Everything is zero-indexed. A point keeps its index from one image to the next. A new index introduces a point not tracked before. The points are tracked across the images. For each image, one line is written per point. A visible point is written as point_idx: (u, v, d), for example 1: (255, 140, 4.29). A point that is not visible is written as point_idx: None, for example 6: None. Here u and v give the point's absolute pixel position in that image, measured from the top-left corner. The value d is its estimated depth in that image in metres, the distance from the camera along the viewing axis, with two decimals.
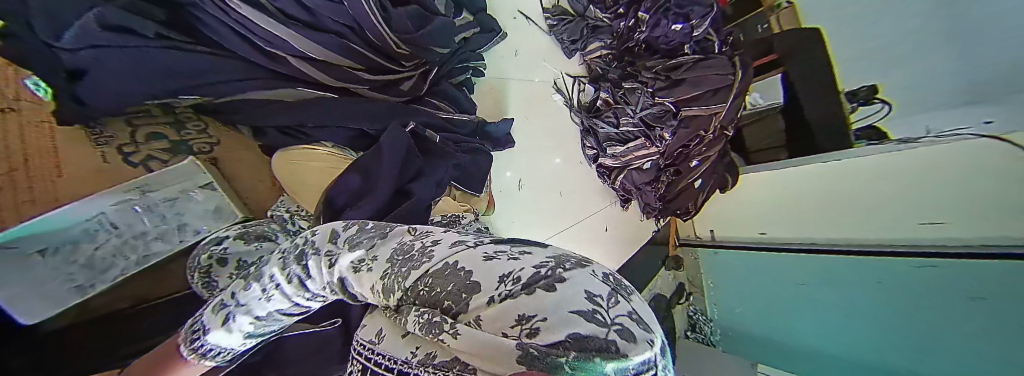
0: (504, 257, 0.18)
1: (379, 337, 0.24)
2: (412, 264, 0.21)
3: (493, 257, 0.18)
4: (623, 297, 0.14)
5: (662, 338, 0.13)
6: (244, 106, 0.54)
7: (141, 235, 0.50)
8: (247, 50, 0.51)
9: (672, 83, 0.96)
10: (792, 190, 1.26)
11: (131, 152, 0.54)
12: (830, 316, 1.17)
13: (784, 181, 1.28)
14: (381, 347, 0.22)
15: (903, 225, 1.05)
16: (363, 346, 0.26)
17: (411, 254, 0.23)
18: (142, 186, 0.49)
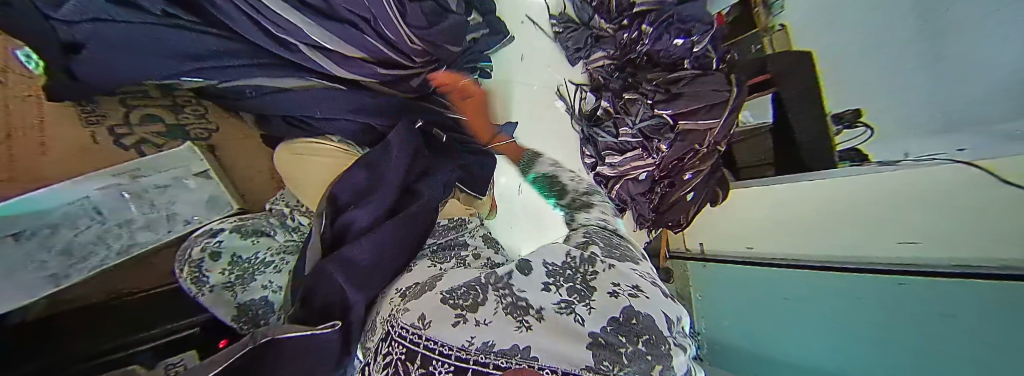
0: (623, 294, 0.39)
1: (424, 324, 0.34)
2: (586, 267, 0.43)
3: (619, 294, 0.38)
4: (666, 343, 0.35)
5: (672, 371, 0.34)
6: (249, 92, 0.51)
7: (127, 223, 0.50)
8: (259, 35, 0.48)
9: (672, 96, 0.97)
10: None
11: (125, 134, 0.55)
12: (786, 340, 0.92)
13: None
14: (434, 333, 0.33)
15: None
16: (406, 330, 0.35)
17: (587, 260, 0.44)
18: (137, 169, 0.51)
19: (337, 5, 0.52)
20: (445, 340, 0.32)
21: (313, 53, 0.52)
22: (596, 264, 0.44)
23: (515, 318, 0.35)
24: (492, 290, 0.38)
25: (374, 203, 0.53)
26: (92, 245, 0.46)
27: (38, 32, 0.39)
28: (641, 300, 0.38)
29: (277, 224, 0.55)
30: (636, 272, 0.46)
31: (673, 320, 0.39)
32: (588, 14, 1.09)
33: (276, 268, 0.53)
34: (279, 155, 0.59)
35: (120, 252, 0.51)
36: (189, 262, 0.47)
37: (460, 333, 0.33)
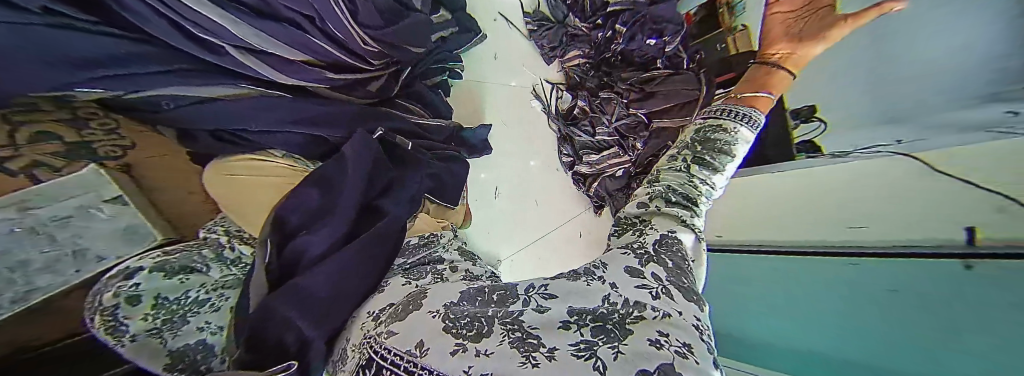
0: (667, 346, 0.27)
1: (420, 352, 0.31)
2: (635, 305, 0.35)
3: (659, 342, 0.28)
4: None
5: None
6: (174, 104, 0.43)
7: (18, 269, 0.31)
8: (173, 36, 0.38)
9: (646, 95, 0.98)
10: (745, 203, 0.93)
11: (2, 150, 0.34)
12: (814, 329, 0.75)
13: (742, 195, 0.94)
14: (426, 362, 0.29)
15: (885, 235, 0.65)
16: (399, 357, 0.31)
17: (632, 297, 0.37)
18: (26, 198, 0.32)
19: (275, 2, 0.45)
20: (440, 370, 0.28)
21: (246, 58, 0.46)
22: (645, 309, 0.34)
23: (520, 351, 0.28)
24: (500, 323, 0.33)
25: (327, 226, 0.49)
26: None
27: None
28: (692, 364, 0.26)
29: (210, 257, 0.49)
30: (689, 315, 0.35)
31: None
32: (562, 12, 1.04)
33: (212, 306, 0.48)
34: (212, 175, 0.52)
35: (19, 317, 0.31)
36: (100, 309, 0.38)
37: (455, 366, 0.28)
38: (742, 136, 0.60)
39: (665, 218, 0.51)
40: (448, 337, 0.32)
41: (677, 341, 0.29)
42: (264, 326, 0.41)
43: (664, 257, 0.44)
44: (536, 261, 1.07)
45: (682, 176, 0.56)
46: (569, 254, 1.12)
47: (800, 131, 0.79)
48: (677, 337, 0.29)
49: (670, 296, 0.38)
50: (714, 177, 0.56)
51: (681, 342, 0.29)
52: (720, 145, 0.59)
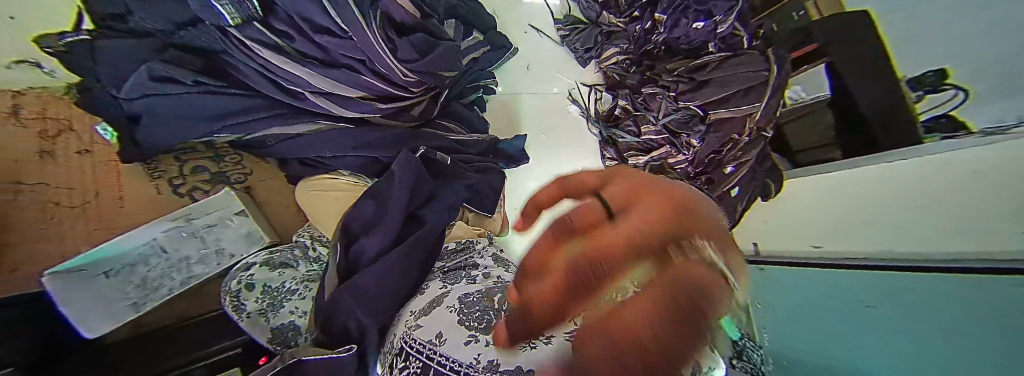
0: None
1: (439, 341, 0.36)
2: None
3: None
4: None
5: None
6: (272, 140, 0.63)
7: (184, 259, 0.62)
8: (271, 89, 0.59)
9: (698, 84, 0.88)
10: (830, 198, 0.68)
11: (181, 184, 0.71)
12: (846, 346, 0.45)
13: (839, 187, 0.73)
14: (444, 350, 0.35)
15: (919, 244, 0.43)
16: (422, 344, 0.37)
17: None
18: (188, 215, 0.60)
19: (335, 53, 0.60)
20: (456, 357, 0.34)
21: (318, 98, 0.61)
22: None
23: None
24: (506, 314, 0.37)
25: (379, 232, 0.57)
26: (159, 279, 0.59)
27: (110, 112, 0.55)
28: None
29: (299, 255, 0.62)
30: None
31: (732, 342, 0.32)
32: (595, 11, 1.02)
33: (300, 295, 0.58)
34: (300, 193, 0.67)
35: (184, 283, 0.62)
36: (230, 293, 0.57)
37: (468, 352, 0.34)
38: None
39: None
40: (462, 328, 0.37)
41: None
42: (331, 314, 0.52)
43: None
44: None
45: None
46: None
47: (923, 106, 0.60)
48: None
49: None
50: None
51: None
52: None
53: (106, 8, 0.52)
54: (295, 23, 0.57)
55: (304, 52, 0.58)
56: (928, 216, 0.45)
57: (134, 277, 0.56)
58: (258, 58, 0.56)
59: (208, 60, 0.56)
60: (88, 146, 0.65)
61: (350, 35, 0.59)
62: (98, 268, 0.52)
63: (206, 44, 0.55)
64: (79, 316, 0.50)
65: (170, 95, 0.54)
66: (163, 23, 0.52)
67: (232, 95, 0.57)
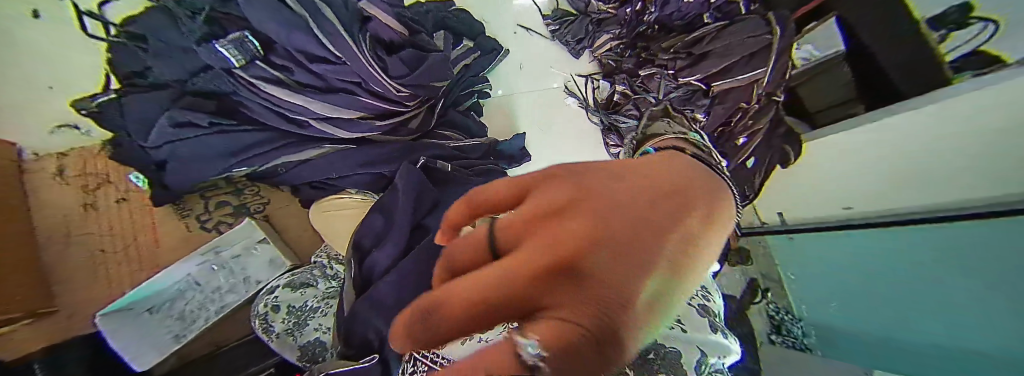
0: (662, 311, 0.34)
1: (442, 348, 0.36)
2: None
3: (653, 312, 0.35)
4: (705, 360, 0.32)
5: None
6: (285, 170, 0.67)
7: (217, 290, 0.66)
8: (277, 120, 0.63)
9: (696, 58, 0.86)
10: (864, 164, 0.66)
11: (209, 220, 0.72)
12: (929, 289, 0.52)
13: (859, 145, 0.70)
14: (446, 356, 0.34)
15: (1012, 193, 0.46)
16: (425, 353, 0.37)
17: None
18: (215, 248, 0.67)
19: (331, 79, 0.64)
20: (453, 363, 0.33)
21: (321, 125, 0.65)
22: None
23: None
24: None
25: (389, 244, 0.59)
26: (197, 311, 0.64)
27: (138, 161, 0.61)
28: (677, 334, 0.31)
29: (318, 274, 0.66)
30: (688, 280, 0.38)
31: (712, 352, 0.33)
32: (584, 1, 1.01)
33: (322, 312, 0.61)
34: (316, 215, 0.70)
35: (217, 313, 0.66)
36: (259, 316, 0.61)
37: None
38: None
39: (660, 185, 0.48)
40: None
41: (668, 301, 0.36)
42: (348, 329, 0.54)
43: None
44: None
45: None
46: None
47: (949, 45, 0.57)
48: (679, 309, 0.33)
49: None
50: None
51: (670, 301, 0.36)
52: None
53: (130, 68, 0.60)
54: (293, 56, 0.61)
55: (304, 82, 0.63)
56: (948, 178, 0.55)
57: (174, 311, 0.62)
58: (262, 93, 0.60)
59: (220, 102, 0.62)
60: (124, 194, 0.69)
61: (344, 60, 0.63)
62: (142, 306, 0.60)
63: (214, 87, 0.60)
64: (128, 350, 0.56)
65: (189, 139, 0.59)
66: (178, 72, 0.58)
67: (243, 132, 0.62)
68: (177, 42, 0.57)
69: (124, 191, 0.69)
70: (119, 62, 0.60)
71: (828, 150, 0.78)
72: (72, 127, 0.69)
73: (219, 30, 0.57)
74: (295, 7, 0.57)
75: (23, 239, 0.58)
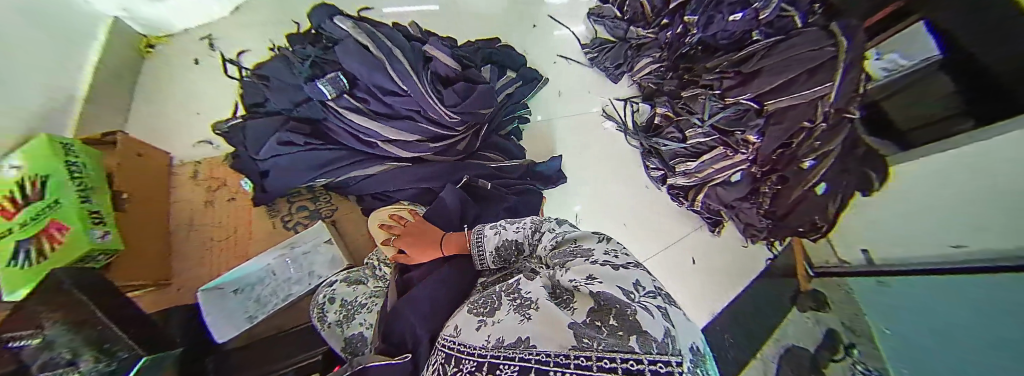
0: (585, 283, 0.24)
1: (457, 331, 0.29)
2: (556, 276, 0.29)
3: (581, 285, 0.24)
4: (668, 325, 0.18)
5: (687, 353, 0.16)
6: (352, 182, 0.79)
7: (286, 279, 0.74)
8: (354, 142, 0.76)
9: (745, 78, 0.82)
10: (961, 194, 0.61)
11: (289, 220, 0.82)
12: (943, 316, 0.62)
13: (979, 158, 0.58)
14: (461, 338, 0.27)
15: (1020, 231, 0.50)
16: (444, 340, 0.30)
17: (560, 260, 0.31)
18: (290, 244, 0.77)
19: (397, 107, 0.75)
20: (465, 343, 0.26)
21: (387, 145, 0.76)
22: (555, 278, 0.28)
23: (519, 313, 0.25)
24: (506, 298, 0.29)
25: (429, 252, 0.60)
26: (269, 296, 0.72)
27: (248, 170, 0.77)
28: (602, 282, 0.24)
29: (370, 274, 0.68)
30: (592, 255, 0.29)
31: (649, 285, 0.23)
32: (623, 28, 1.05)
33: (368, 308, 0.61)
34: (372, 221, 0.76)
35: (282, 300, 0.72)
36: (319, 305, 0.65)
37: (478, 337, 0.25)
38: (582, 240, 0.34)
39: (571, 243, 0.35)
40: (476, 314, 0.30)
41: (593, 271, 0.25)
42: (383, 325, 0.50)
43: (559, 261, 0.31)
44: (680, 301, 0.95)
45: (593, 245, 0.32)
46: (687, 287, 0.98)
47: None
48: (591, 269, 0.26)
49: (571, 256, 0.31)
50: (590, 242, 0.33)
51: (594, 272, 0.25)
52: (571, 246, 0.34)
53: (255, 100, 0.79)
54: (371, 90, 0.74)
55: (376, 111, 0.75)
56: (1014, 219, 0.50)
57: (252, 293, 0.70)
58: (345, 119, 0.74)
59: (314, 128, 0.77)
60: (233, 195, 0.82)
61: (407, 93, 0.74)
62: (230, 287, 0.69)
63: (310, 114, 0.75)
64: (212, 322, 0.62)
65: (289, 154, 0.73)
66: (285, 103, 0.74)
67: (329, 150, 0.75)
68: (289, 81, 0.74)
69: (235, 193, 0.83)
70: (246, 95, 0.79)
71: (956, 172, 0.63)
72: (208, 143, 0.91)
73: (319, 71, 0.74)
74: (376, 53, 0.71)
75: (155, 224, 0.73)
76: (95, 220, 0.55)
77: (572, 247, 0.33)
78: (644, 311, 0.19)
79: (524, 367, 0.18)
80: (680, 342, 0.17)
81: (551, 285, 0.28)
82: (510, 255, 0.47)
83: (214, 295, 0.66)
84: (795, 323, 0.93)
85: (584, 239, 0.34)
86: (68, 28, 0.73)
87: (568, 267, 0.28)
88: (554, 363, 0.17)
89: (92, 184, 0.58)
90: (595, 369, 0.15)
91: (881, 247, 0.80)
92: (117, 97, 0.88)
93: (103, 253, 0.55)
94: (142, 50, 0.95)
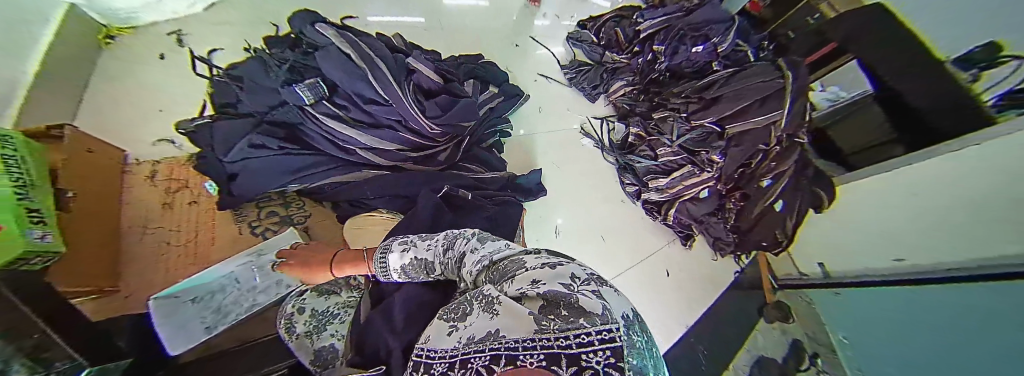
0: (530, 288, 0.23)
1: (427, 338, 0.28)
2: (498, 284, 0.27)
3: (526, 291, 0.23)
4: (601, 300, 0.20)
5: (622, 320, 0.18)
6: (329, 188, 0.77)
7: (251, 288, 0.68)
8: (332, 148, 0.75)
9: (707, 102, 0.90)
10: (918, 212, 0.66)
11: (257, 226, 0.78)
12: (926, 321, 0.62)
13: (927, 178, 0.65)
14: (430, 344, 0.27)
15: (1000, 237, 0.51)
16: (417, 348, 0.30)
17: (496, 274, 0.29)
18: (259, 250, 0.71)
19: (379, 116, 0.75)
20: (437, 347, 0.25)
21: (363, 153, 0.76)
22: (499, 290, 0.26)
23: (486, 311, 0.25)
24: (473, 303, 0.28)
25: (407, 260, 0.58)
26: (231, 306, 0.66)
27: (213, 171, 0.73)
28: (547, 277, 0.24)
29: (342, 282, 0.65)
30: (525, 262, 0.28)
31: (583, 274, 0.24)
32: (598, 53, 1.12)
33: (341, 319, 0.59)
34: (348, 229, 0.73)
35: (245, 310, 0.67)
36: (285, 318, 0.61)
37: (449, 340, 0.25)
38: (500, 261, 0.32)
39: (507, 255, 0.33)
40: (446, 320, 0.29)
41: (537, 270, 0.25)
42: (359, 332, 0.49)
43: (493, 275, 0.30)
44: (654, 311, 0.98)
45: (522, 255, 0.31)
46: (662, 298, 1.00)
47: (986, 84, 0.55)
48: (534, 274, 0.25)
49: (506, 267, 0.29)
50: (519, 257, 0.31)
51: (536, 273, 0.25)
52: (499, 262, 0.31)
53: (226, 100, 0.76)
54: (352, 98, 0.74)
55: (357, 119, 0.74)
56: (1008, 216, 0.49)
57: (212, 303, 0.65)
58: (324, 126, 0.73)
59: (292, 132, 0.75)
60: (196, 198, 0.78)
61: (390, 102, 0.74)
62: (188, 295, 0.63)
63: (287, 118, 0.73)
64: (163, 335, 0.57)
65: (259, 158, 0.70)
66: (261, 106, 0.73)
67: (304, 155, 0.74)
68: (266, 83, 0.73)
69: (198, 195, 0.78)
70: (217, 94, 0.77)
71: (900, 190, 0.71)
72: (170, 142, 0.86)
73: (297, 76, 0.73)
74: (358, 61, 0.71)
75: (103, 224, 0.67)
76: (34, 219, 0.50)
77: (506, 260, 0.31)
78: (583, 296, 0.20)
79: (496, 357, 0.18)
80: (615, 312, 0.19)
81: (495, 294, 0.26)
82: (416, 274, 0.45)
83: (166, 306, 0.61)
84: (765, 333, 0.99)
85: (509, 256, 0.31)
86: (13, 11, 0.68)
87: (507, 277, 0.27)
88: (522, 347, 0.18)
89: (32, 180, 0.54)
90: (557, 347, 0.16)
91: (836, 260, 0.88)
92: (67, 88, 0.82)
93: (40, 255, 0.49)
94: (100, 40, 0.90)
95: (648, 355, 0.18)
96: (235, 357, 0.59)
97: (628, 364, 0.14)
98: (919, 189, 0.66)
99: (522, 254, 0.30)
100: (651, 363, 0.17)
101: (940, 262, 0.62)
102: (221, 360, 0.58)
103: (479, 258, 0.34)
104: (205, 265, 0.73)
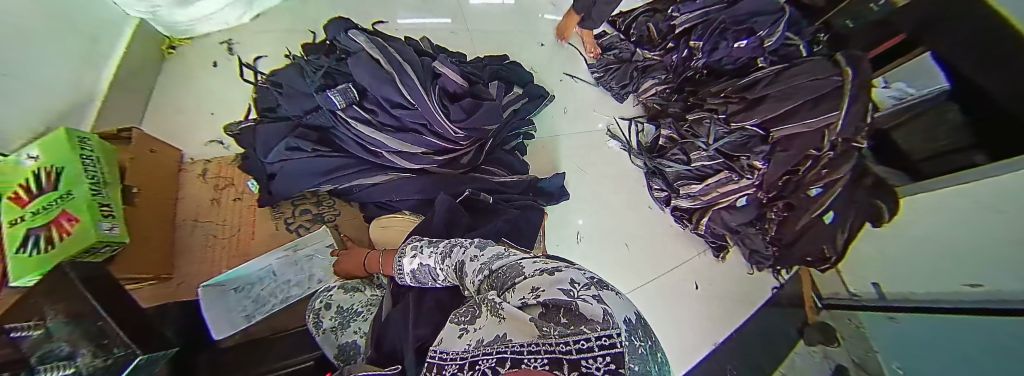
0: (531, 296, 0.22)
1: (439, 341, 0.27)
2: (500, 291, 0.26)
3: (528, 299, 0.22)
4: (601, 303, 0.19)
5: (624, 326, 0.18)
6: (357, 189, 0.80)
7: (286, 281, 0.74)
8: (360, 151, 0.78)
9: (750, 103, 0.81)
10: (989, 233, 0.57)
11: (292, 223, 0.83)
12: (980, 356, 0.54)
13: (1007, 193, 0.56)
14: (441, 346, 0.25)
15: None
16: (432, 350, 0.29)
17: (499, 280, 0.29)
18: (294, 246, 0.76)
19: (405, 120, 0.77)
20: (446, 350, 0.24)
21: (390, 156, 0.78)
22: (497, 304, 0.24)
23: (495, 314, 0.23)
24: (483, 304, 0.27)
25: None
26: (268, 296, 0.72)
27: (256, 172, 0.79)
28: (549, 281, 0.23)
29: (366, 281, 0.68)
30: (524, 271, 0.27)
31: (582, 279, 0.23)
32: (629, 51, 1.07)
33: (364, 317, 0.61)
34: (373, 228, 0.75)
35: (281, 301, 0.73)
36: (313, 311, 0.64)
37: (460, 342, 0.24)
38: (493, 268, 0.32)
39: (508, 260, 0.32)
40: (457, 322, 0.27)
41: (540, 275, 0.24)
42: (379, 331, 0.50)
43: (494, 287, 0.28)
44: (677, 325, 0.92)
45: (524, 261, 0.30)
46: (690, 311, 0.94)
47: None
48: (533, 281, 0.24)
49: (508, 273, 0.28)
50: (523, 261, 0.30)
51: (537, 280, 0.24)
52: (500, 269, 0.30)
53: (268, 105, 0.82)
54: (380, 103, 0.76)
55: (384, 123, 0.77)
56: None
57: (253, 293, 0.70)
58: (354, 130, 0.76)
59: (325, 135, 0.79)
60: (240, 194, 0.84)
61: (415, 106, 0.75)
62: (232, 284, 0.69)
63: (319, 122, 0.78)
64: (211, 320, 0.64)
65: (295, 159, 0.74)
66: (297, 110, 0.77)
67: (336, 157, 0.77)
68: (302, 89, 0.77)
69: (241, 192, 0.85)
70: (260, 100, 0.82)
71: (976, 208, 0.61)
72: (219, 143, 0.95)
73: (330, 81, 0.76)
74: (386, 66, 0.73)
75: (160, 217, 0.75)
76: (104, 213, 0.56)
77: (504, 267, 0.30)
78: (583, 301, 0.19)
79: (500, 362, 0.17)
80: (617, 316, 0.18)
81: (499, 301, 0.25)
82: (427, 281, 0.47)
83: (214, 293, 0.67)
84: (803, 356, 0.90)
85: (511, 261, 0.31)
86: (93, 25, 0.77)
87: (510, 286, 0.26)
88: (527, 350, 0.17)
89: (105, 178, 0.61)
90: (558, 352, 0.15)
91: (891, 280, 0.78)
92: (136, 95, 0.92)
93: (110, 245, 0.56)
94: (163, 51, 1.00)
95: (650, 362, 0.18)
96: (263, 350, 0.63)
97: (628, 370, 0.14)
98: (997, 206, 0.57)
99: (525, 260, 0.30)
100: (653, 368, 0.17)
101: (1005, 293, 0.54)
102: (258, 348, 0.63)
103: (479, 267, 0.34)
104: (246, 259, 0.79)
